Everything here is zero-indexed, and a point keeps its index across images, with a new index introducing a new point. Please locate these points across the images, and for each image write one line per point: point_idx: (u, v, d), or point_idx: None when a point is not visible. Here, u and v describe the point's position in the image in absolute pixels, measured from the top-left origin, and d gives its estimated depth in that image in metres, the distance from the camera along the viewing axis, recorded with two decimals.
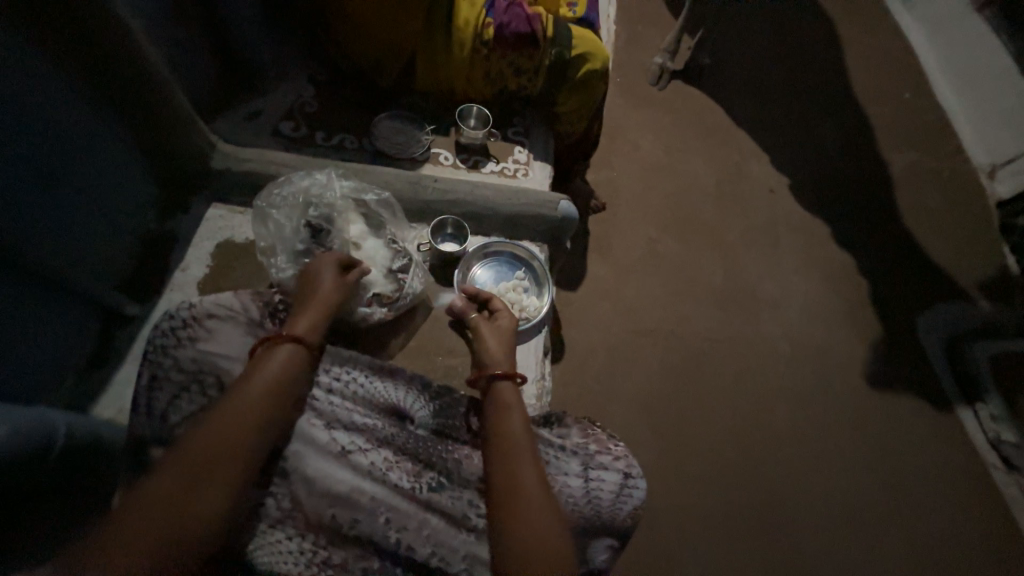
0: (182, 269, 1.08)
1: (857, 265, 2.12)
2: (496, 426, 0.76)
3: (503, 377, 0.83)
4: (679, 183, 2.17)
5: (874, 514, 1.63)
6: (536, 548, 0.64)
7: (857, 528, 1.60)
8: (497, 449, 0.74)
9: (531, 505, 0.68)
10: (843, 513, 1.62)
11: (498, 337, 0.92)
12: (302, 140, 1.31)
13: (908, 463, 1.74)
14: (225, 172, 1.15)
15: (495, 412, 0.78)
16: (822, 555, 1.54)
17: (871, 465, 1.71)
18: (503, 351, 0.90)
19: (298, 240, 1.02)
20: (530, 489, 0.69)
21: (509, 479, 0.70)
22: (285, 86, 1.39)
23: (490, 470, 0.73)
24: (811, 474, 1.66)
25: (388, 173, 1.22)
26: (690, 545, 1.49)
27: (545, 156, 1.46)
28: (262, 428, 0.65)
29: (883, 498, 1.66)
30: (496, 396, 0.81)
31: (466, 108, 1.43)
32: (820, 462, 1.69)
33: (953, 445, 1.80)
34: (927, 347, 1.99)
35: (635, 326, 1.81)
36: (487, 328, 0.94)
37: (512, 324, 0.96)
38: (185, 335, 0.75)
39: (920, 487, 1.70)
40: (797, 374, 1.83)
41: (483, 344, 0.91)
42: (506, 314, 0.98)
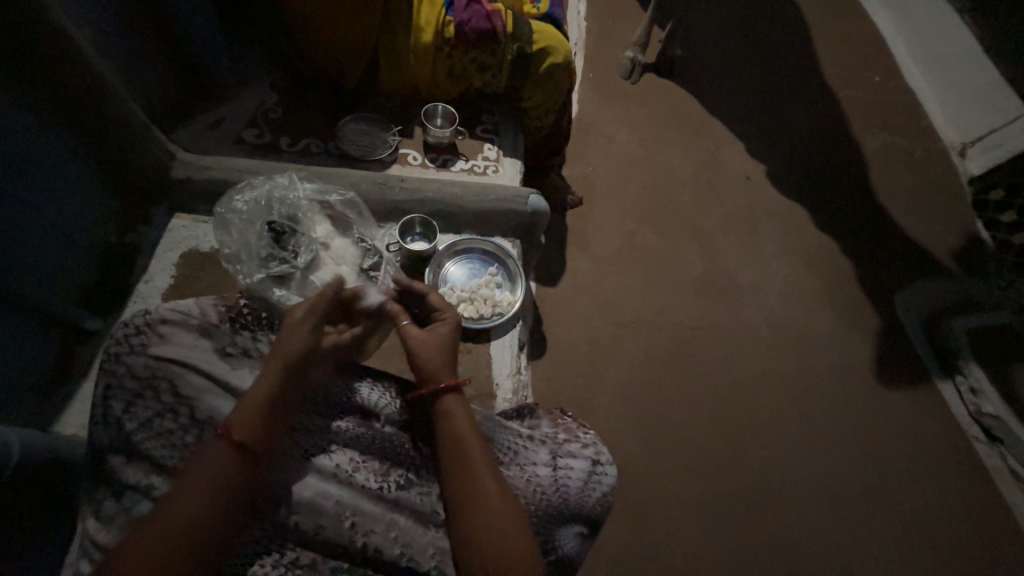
0: (146, 280, 1.07)
1: (834, 247, 2.14)
2: (445, 430, 0.75)
3: (447, 388, 0.78)
4: (654, 174, 2.18)
5: (862, 493, 1.64)
6: (498, 545, 0.66)
7: (845, 507, 1.61)
8: (448, 450, 0.73)
9: (488, 499, 0.69)
10: (830, 494, 1.62)
11: (434, 350, 0.82)
12: (267, 147, 1.30)
13: (892, 440, 1.75)
14: (186, 181, 1.13)
15: (439, 419, 0.76)
16: (812, 536, 1.55)
17: (855, 444, 1.73)
18: (444, 364, 0.81)
19: (261, 246, 0.99)
20: (489, 486, 0.70)
21: (467, 480, 0.70)
22: (247, 93, 1.37)
23: (446, 472, 0.72)
24: (797, 457, 1.67)
25: (355, 174, 1.21)
26: (679, 533, 1.49)
27: (515, 152, 1.46)
28: (220, 473, 0.63)
29: (869, 476, 1.67)
30: (437, 408, 0.77)
31: (431, 107, 1.43)
32: (806, 444, 1.70)
33: (935, 419, 1.82)
34: (906, 324, 2.01)
35: (616, 318, 1.81)
36: (420, 340, 0.83)
37: (449, 333, 0.85)
38: (136, 342, 0.73)
39: (905, 464, 1.72)
40: (779, 357, 1.84)
41: (419, 361, 0.81)
42: (446, 321, 0.87)
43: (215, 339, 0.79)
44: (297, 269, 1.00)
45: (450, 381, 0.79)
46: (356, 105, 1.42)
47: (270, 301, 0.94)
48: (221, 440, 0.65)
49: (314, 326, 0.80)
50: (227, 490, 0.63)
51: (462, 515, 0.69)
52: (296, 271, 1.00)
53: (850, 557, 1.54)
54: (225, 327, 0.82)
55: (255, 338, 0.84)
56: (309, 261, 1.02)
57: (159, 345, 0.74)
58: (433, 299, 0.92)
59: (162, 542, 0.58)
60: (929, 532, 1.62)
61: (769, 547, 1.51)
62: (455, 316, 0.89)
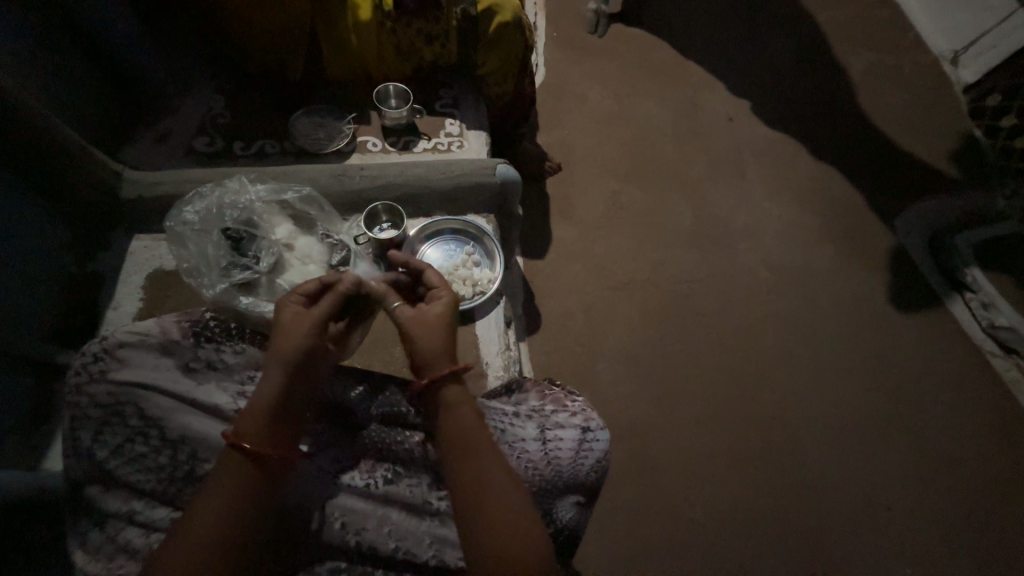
0: (114, 306, 1.04)
1: (827, 179, 2.06)
2: (449, 423, 0.72)
3: (446, 375, 0.74)
4: (632, 129, 2.10)
5: (879, 424, 1.62)
6: (507, 536, 0.64)
7: (862, 440, 1.59)
8: (452, 446, 0.71)
9: (497, 496, 0.67)
10: (846, 429, 1.60)
11: (433, 333, 0.76)
12: (219, 154, 1.26)
13: (903, 366, 1.72)
14: (137, 201, 1.09)
15: (446, 411, 0.73)
16: (830, 472, 1.54)
17: (866, 375, 1.69)
18: (443, 354, 0.75)
19: (221, 255, 0.96)
20: (496, 473, 0.69)
21: (472, 470, 0.69)
22: (192, 101, 1.32)
23: (451, 467, 0.70)
24: (810, 397, 1.64)
25: (311, 169, 1.16)
26: (694, 487, 1.48)
27: (478, 124, 1.40)
28: (241, 479, 0.66)
29: (884, 407, 1.65)
30: (439, 399, 0.74)
31: (383, 88, 1.36)
32: (817, 383, 1.66)
33: (948, 340, 1.78)
34: (909, 248, 1.94)
35: (609, 281, 1.77)
36: (418, 321, 0.77)
37: (446, 311, 0.79)
38: (97, 370, 0.77)
39: (918, 388, 1.69)
40: (780, 299, 1.79)
41: (415, 343, 0.75)
42: (442, 298, 0.82)
43: (177, 357, 0.81)
44: (260, 274, 0.97)
45: (450, 368, 0.74)
46: (305, 98, 1.36)
47: (233, 308, 0.92)
48: (234, 450, 0.67)
49: (315, 322, 0.76)
50: (252, 497, 0.65)
51: (471, 507, 0.67)
52: (260, 277, 0.97)
53: (873, 489, 1.52)
54: (188, 343, 0.82)
55: (220, 349, 0.83)
56: (272, 264, 0.99)
57: (119, 369, 0.77)
58: (428, 275, 0.86)
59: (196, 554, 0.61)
60: (951, 453, 1.59)
61: (789, 490, 1.50)
62: (451, 292, 0.83)
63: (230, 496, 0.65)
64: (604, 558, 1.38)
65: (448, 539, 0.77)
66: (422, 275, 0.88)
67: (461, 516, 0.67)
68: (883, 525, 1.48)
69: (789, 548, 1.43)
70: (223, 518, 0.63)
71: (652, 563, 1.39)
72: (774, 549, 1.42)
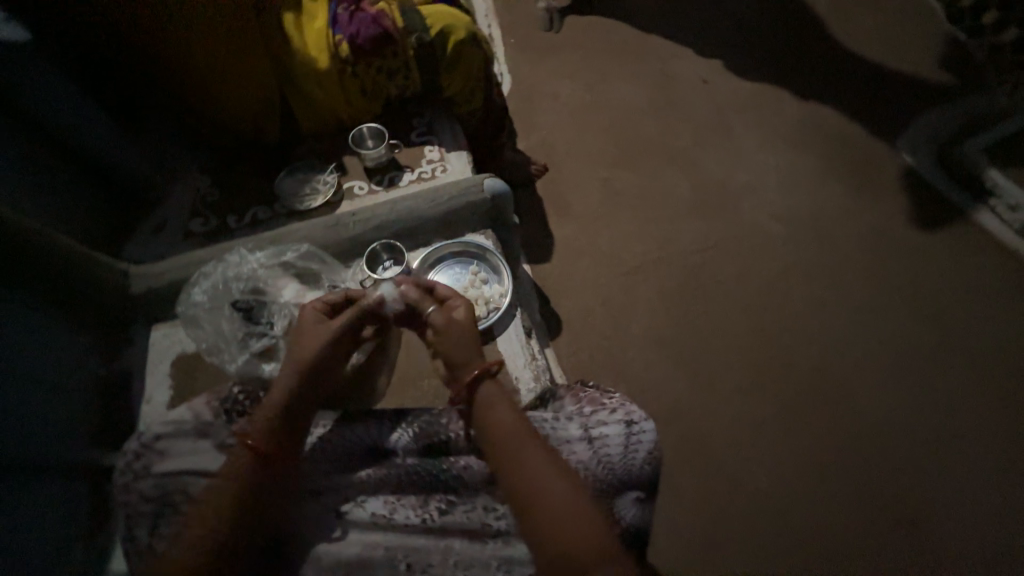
0: (147, 400, 1.04)
1: (816, 117, 2.01)
2: (490, 419, 0.75)
3: (481, 375, 0.78)
4: (609, 115, 2.09)
5: (934, 352, 1.53)
6: (570, 520, 0.64)
7: (920, 370, 1.49)
8: (497, 443, 0.72)
9: (553, 484, 0.67)
10: (904, 364, 1.51)
11: (457, 336, 0.83)
12: (215, 232, 1.28)
13: (942, 288, 1.64)
14: (147, 293, 1.11)
15: (481, 413, 0.76)
16: (894, 412, 1.43)
17: (906, 305, 1.61)
18: (472, 352, 0.82)
19: (235, 329, 0.97)
20: (539, 466, 0.69)
21: (519, 466, 0.69)
22: (179, 187, 1.36)
23: (501, 464, 0.70)
24: (858, 339, 1.55)
25: (305, 228, 1.17)
26: (759, 458, 1.37)
27: (457, 144, 1.41)
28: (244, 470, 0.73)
29: (936, 333, 1.55)
30: (478, 400, 0.77)
31: (358, 132, 1.38)
32: (862, 323, 1.58)
33: (981, 251, 1.70)
34: (919, 166, 1.88)
35: (619, 268, 1.74)
36: (441, 329, 0.83)
37: (467, 316, 0.85)
38: (140, 466, 0.79)
39: (963, 306, 1.60)
40: (797, 247, 1.74)
41: (442, 349, 0.83)
42: (458, 305, 0.87)
43: (213, 438, 0.82)
44: (277, 338, 0.97)
45: (483, 367, 0.78)
46: (287, 159, 1.39)
47: (259, 378, 0.93)
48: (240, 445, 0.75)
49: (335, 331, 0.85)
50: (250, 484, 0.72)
51: (524, 502, 0.67)
52: (278, 340, 0.97)
53: (948, 421, 1.42)
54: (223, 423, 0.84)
55: None
56: (286, 325, 0.99)
57: (161, 461, 0.79)
58: (441, 287, 0.90)
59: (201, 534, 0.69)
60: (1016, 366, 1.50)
61: (863, 441, 1.40)
62: (465, 299, 0.89)
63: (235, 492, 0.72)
64: (680, 553, 1.29)
65: (516, 559, 0.75)
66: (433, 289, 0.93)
67: (519, 520, 0.67)
68: (967, 457, 1.37)
69: (876, 502, 1.32)
70: (224, 513, 0.70)
71: (738, 552, 1.27)
72: (861, 507, 1.32)
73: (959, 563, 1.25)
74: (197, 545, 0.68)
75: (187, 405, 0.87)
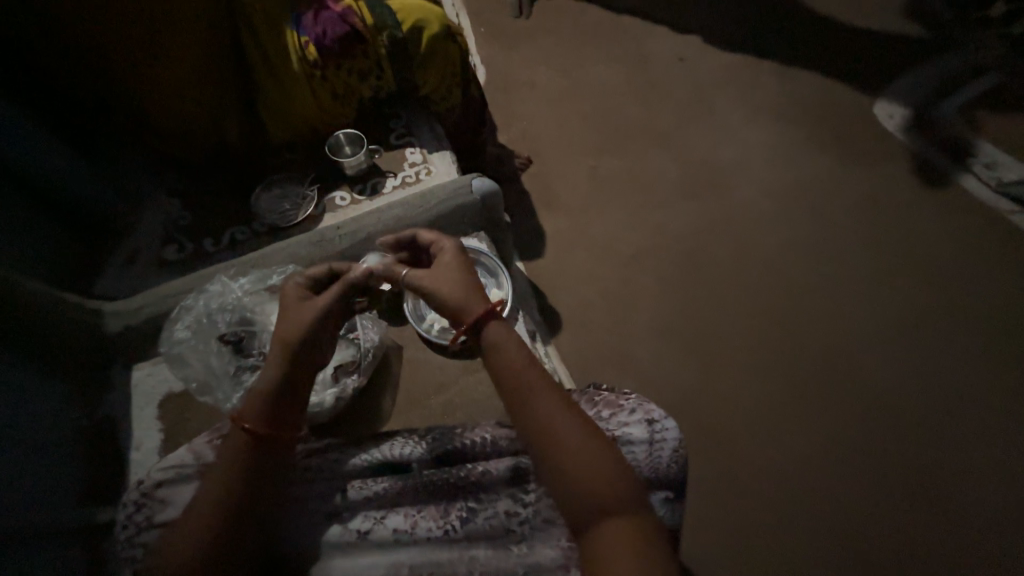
0: (137, 446, 0.98)
1: (796, 88, 2.00)
2: (507, 367, 0.70)
3: (486, 312, 0.74)
4: (589, 100, 2.04)
5: (935, 313, 1.52)
6: (588, 470, 0.63)
7: (919, 335, 1.50)
8: (516, 391, 0.69)
9: (576, 436, 0.65)
10: (904, 328, 1.51)
11: (452, 279, 0.76)
12: (192, 258, 1.21)
13: (932, 250, 1.64)
14: (125, 331, 1.04)
15: (494, 356, 0.72)
16: (899, 379, 1.44)
17: (900, 270, 1.61)
18: (471, 295, 0.75)
19: (225, 364, 0.91)
20: (556, 411, 0.67)
21: (536, 415, 0.66)
22: (145, 211, 1.27)
23: (519, 409, 0.68)
24: (856, 307, 1.55)
25: (288, 245, 1.10)
26: (769, 438, 1.37)
27: (439, 144, 1.34)
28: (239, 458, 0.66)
29: (933, 294, 1.56)
30: (488, 339, 0.73)
31: (334, 139, 1.32)
32: (857, 291, 1.58)
33: (967, 210, 1.71)
34: (896, 130, 1.88)
35: (614, 258, 1.72)
36: (432, 273, 0.77)
37: (456, 255, 0.80)
38: (143, 518, 0.74)
39: (957, 266, 1.60)
40: (788, 222, 1.74)
41: (439, 295, 0.75)
42: (445, 248, 0.82)
43: None
44: None
45: (486, 304, 0.74)
46: (260, 173, 1.32)
47: None
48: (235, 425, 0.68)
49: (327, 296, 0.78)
50: (247, 471, 0.66)
51: (541, 454, 0.65)
52: None
53: (953, 381, 1.42)
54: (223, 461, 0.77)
55: None
56: None
57: (166, 511, 0.73)
58: (424, 237, 0.87)
59: (195, 525, 0.63)
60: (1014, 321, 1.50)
61: (868, 408, 1.40)
62: (451, 241, 0.83)
63: (228, 479, 0.65)
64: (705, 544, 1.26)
65: (543, 566, 0.66)
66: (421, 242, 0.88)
67: (540, 464, 0.65)
68: (976, 415, 1.38)
69: (891, 468, 1.32)
70: (219, 505, 0.63)
71: (757, 531, 1.27)
72: (874, 475, 1.32)
73: (977, 520, 1.26)
74: (190, 538, 0.62)
75: (186, 445, 0.80)
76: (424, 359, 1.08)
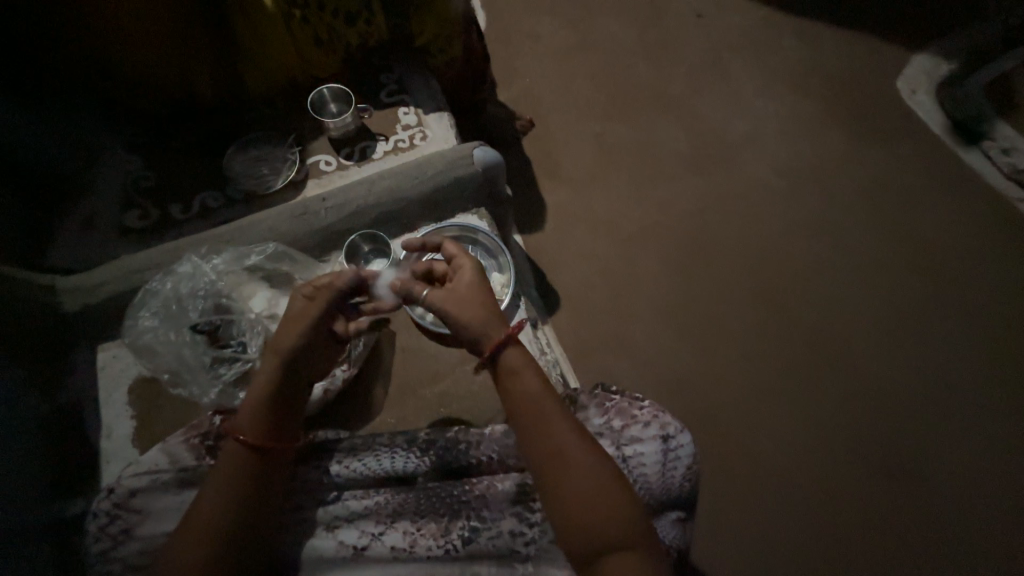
0: (106, 434, 0.92)
1: (818, 56, 1.86)
2: (513, 387, 0.71)
3: (505, 342, 0.72)
4: (597, 58, 1.87)
5: (946, 304, 1.47)
6: (591, 494, 0.64)
7: (925, 325, 1.44)
8: (522, 412, 0.70)
9: (579, 459, 0.66)
10: (914, 319, 1.45)
11: (472, 305, 0.72)
12: (157, 225, 1.09)
13: (948, 237, 1.56)
14: (85, 310, 0.95)
15: (506, 379, 0.72)
16: (903, 372, 1.39)
17: (913, 258, 1.54)
18: (487, 319, 0.72)
19: (201, 355, 0.84)
20: (563, 436, 0.68)
21: (541, 437, 0.68)
22: (103, 173, 1.14)
23: (526, 430, 0.69)
24: (863, 295, 1.49)
25: (268, 219, 1.00)
26: (766, 429, 1.34)
27: (436, 104, 1.19)
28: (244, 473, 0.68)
29: (948, 284, 1.49)
30: (502, 366, 0.72)
31: (317, 95, 1.16)
32: (868, 279, 1.52)
33: (988, 195, 1.62)
34: (914, 106, 1.76)
35: (617, 234, 1.61)
36: (452, 298, 0.73)
37: (477, 278, 0.75)
38: (118, 530, 0.72)
39: (972, 256, 1.53)
40: (801, 201, 1.64)
41: (456, 320, 0.72)
42: (465, 267, 0.76)
43: (197, 485, 0.74)
44: (254, 361, 0.85)
45: (506, 335, 0.72)
46: (234, 131, 1.17)
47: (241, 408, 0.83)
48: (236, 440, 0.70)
49: None
50: (251, 486, 0.68)
51: (542, 476, 0.67)
52: (257, 361, 0.85)
53: (961, 375, 1.38)
54: (202, 466, 0.76)
55: None
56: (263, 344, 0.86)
57: (142, 522, 0.72)
58: (445, 247, 0.80)
59: (201, 539, 0.65)
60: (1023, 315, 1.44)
61: (871, 401, 1.36)
62: (472, 259, 0.77)
63: (231, 493, 0.67)
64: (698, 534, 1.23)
65: None
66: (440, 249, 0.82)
67: (544, 485, 0.66)
68: (983, 411, 1.34)
69: (891, 463, 1.29)
70: (218, 521, 0.66)
71: (751, 521, 1.25)
72: (876, 469, 1.29)
73: (977, 518, 1.23)
74: (196, 553, 0.64)
75: (160, 446, 0.79)
76: (419, 347, 1.02)
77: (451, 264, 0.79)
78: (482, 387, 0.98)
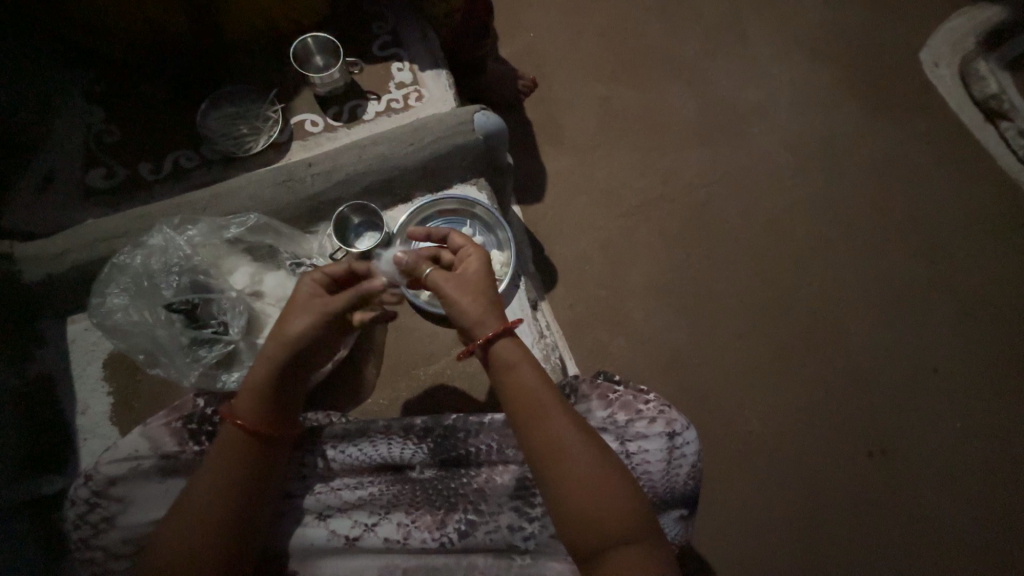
0: (83, 410, 0.88)
1: (843, 21, 1.74)
2: (517, 382, 0.67)
3: (501, 334, 0.67)
4: (608, 14, 1.73)
5: (946, 290, 1.45)
6: (594, 500, 0.61)
7: (924, 312, 1.43)
8: (527, 410, 0.66)
9: (584, 462, 0.63)
10: (913, 305, 1.44)
11: (475, 294, 0.67)
12: (125, 186, 1.00)
13: (955, 220, 1.52)
14: (52, 281, 0.88)
15: (503, 374, 0.68)
16: (896, 359, 1.39)
17: (919, 241, 1.50)
18: (488, 310, 0.67)
19: (177, 334, 0.78)
20: (570, 438, 0.64)
21: (542, 435, 0.64)
22: (62, 125, 1.04)
23: (529, 428, 0.65)
24: (866, 279, 1.47)
25: (250, 185, 0.92)
26: (757, 412, 1.34)
27: (433, 61, 1.09)
28: (233, 469, 0.64)
29: (951, 274, 1.47)
30: (498, 359, 0.67)
31: (301, 46, 1.05)
32: (872, 263, 1.48)
33: (1001, 178, 1.56)
34: (937, 81, 1.67)
35: (619, 207, 1.53)
36: (455, 285, 0.68)
37: (485, 268, 0.69)
38: (99, 518, 0.69)
39: (976, 241, 1.50)
40: (812, 179, 1.57)
41: (455, 309, 0.67)
42: (472, 257, 0.70)
43: (182, 473, 0.71)
44: (236, 341, 0.80)
45: (502, 327, 0.67)
46: (209, 82, 1.06)
47: (223, 390, 0.79)
48: (229, 428, 0.66)
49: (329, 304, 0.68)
50: (243, 480, 0.64)
51: (543, 475, 0.64)
52: (239, 343, 0.80)
53: (953, 366, 1.38)
54: (186, 453, 0.72)
55: None
56: (245, 323, 0.81)
57: (123, 511, 0.69)
58: (452, 237, 0.74)
59: (189, 533, 0.62)
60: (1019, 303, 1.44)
61: (863, 387, 1.37)
62: (479, 248, 0.71)
63: (220, 487, 0.64)
64: None
65: None
66: (445, 241, 0.76)
67: (546, 486, 0.64)
68: (970, 403, 1.35)
69: (874, 447, 1.32)
70: (209, 517, 0.62)
71: (734, 500, 1.27)
72: (859, 456, 1.31)
73: (952, 504, 1.27)
74: (176, 550, 0.61)
75: (139, 429, 0.74)
76: (412, 326, 0.97)
77: (457, 254, 0.73)
78: (478, 370, 0.94)
